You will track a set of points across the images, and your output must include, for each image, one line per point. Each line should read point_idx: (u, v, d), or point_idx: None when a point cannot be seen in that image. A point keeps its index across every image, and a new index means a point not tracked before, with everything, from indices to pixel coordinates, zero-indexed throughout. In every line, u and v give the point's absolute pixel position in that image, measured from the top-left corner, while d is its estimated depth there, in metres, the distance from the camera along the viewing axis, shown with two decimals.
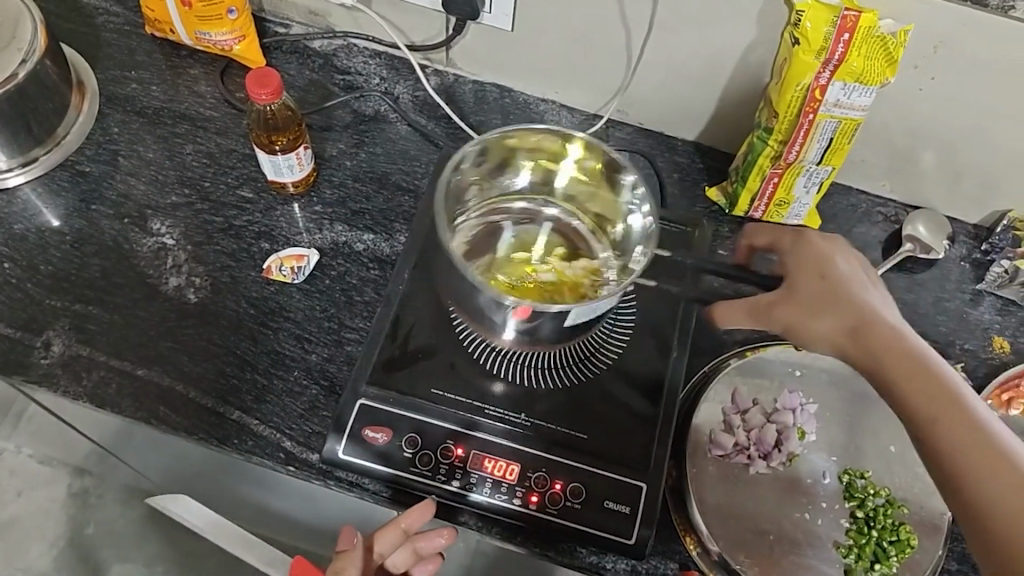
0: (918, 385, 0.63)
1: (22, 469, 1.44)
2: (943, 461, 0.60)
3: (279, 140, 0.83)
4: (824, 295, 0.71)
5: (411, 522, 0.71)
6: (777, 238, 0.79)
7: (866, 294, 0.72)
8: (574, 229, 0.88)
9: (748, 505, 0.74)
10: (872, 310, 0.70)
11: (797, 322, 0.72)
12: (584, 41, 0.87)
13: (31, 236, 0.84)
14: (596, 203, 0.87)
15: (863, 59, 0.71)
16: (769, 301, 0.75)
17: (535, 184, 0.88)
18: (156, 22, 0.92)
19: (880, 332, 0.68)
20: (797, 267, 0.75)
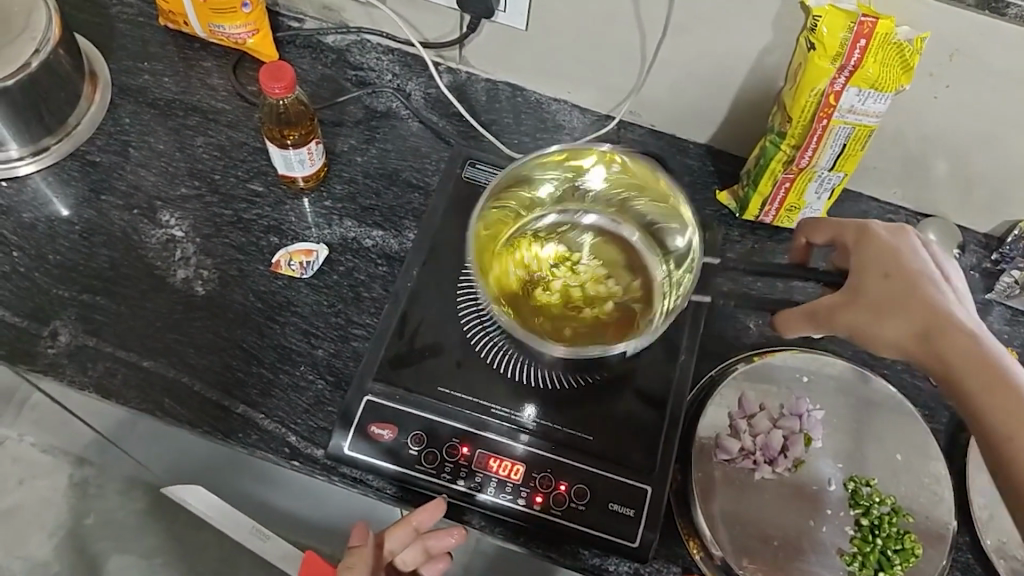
0: (990, 394, 0.63)
1: (24, 457, 1.44)
2: (1009, 467, 0.61)
3: (291, 135, 0.83)
4: (891, 296, 0.70)
5: (423, 519, 0.71)
6: (838, 231, 0.77)
7: (939, 294, 0.69)
8: (614, 234, 0.87)
9: (753, 511, 0.74)
10: (943, 311, 0.68)
11: (861, 326, 0.71)
12: (598, 42, 0.87)
13: (41, 225, 0.84)
14: (634, 201, 0.87)
15: (878, 66, 0.71)
16: (826, 308, 0.75)
17: (560, 194, 0.87)
18: (170, 14, 0.92)
19: (953, 337, 0.66)
20: (859, 267, 0.73)
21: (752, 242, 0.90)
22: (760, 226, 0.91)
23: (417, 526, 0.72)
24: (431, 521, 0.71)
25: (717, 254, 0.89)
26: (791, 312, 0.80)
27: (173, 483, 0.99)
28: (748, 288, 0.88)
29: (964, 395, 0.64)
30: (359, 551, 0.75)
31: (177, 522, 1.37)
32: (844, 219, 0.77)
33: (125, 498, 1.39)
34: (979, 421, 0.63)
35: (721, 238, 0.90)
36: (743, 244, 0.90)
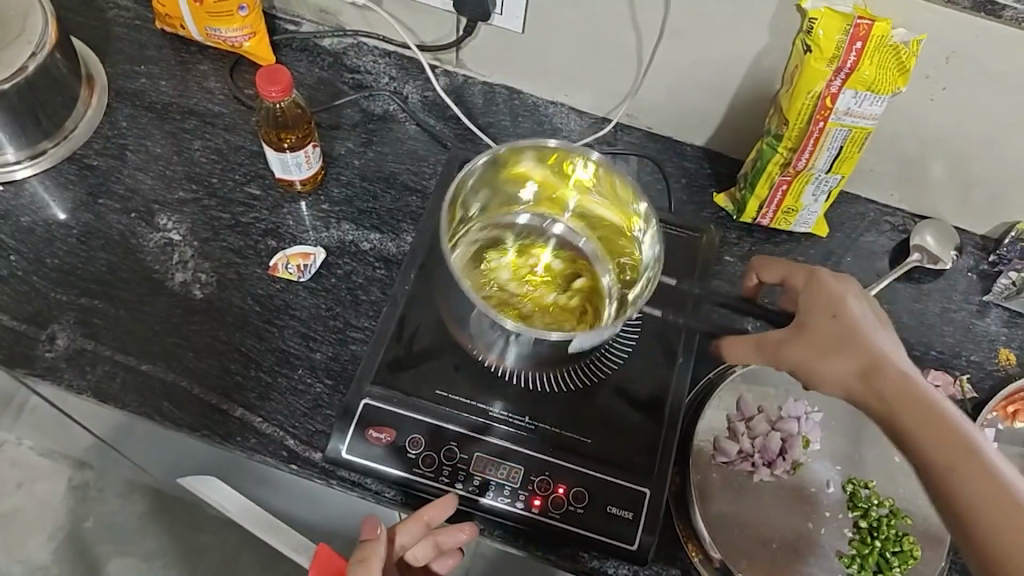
0: (916, 424, 0.62)
1: (23, 461, 1.43)
2: (946, 492, 0.58)
3: (288, 138, 0.83)
4: (834, 335, 0.70)
5: (433, 516, 0.70)
6: (788, 274, 0.78)
7: (879, 339, 0.69)
8: (579, 245, 0.87)
9: (752, 513, 0.74)
10: (885, 356, 0.67)
11: (808, 361, 0.70)
12: (596, 43, 0.86)
13: (39, 229, 0.84)
14: (609, 219, 0.86)
15: (875, 69, 0.71)
16: (775, 339, 0.73)
17: (540, 196, 0.87)
18: (167, 17, 0.92)
19: (889, 373, 0.66)
20: (808, 308, 0.73)
21: (749, 245, 0.90)
22: (758, 228, 0.91)
23: (428, 523, 0.71)
24: (441, 518, 0.71)
25: (715, 257, 0.88)
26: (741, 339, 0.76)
27: (176, 476, 0.99)
28: None
29: (906, 441, 0.62)
30: (371, 546, 0.72)
31: (178, 524, 1.38)
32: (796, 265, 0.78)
33: (124, 501, 1.40)
34: (916, 457, 0.61)
35: (718, 241, 0.90)
36: (741, 247, 0.90)
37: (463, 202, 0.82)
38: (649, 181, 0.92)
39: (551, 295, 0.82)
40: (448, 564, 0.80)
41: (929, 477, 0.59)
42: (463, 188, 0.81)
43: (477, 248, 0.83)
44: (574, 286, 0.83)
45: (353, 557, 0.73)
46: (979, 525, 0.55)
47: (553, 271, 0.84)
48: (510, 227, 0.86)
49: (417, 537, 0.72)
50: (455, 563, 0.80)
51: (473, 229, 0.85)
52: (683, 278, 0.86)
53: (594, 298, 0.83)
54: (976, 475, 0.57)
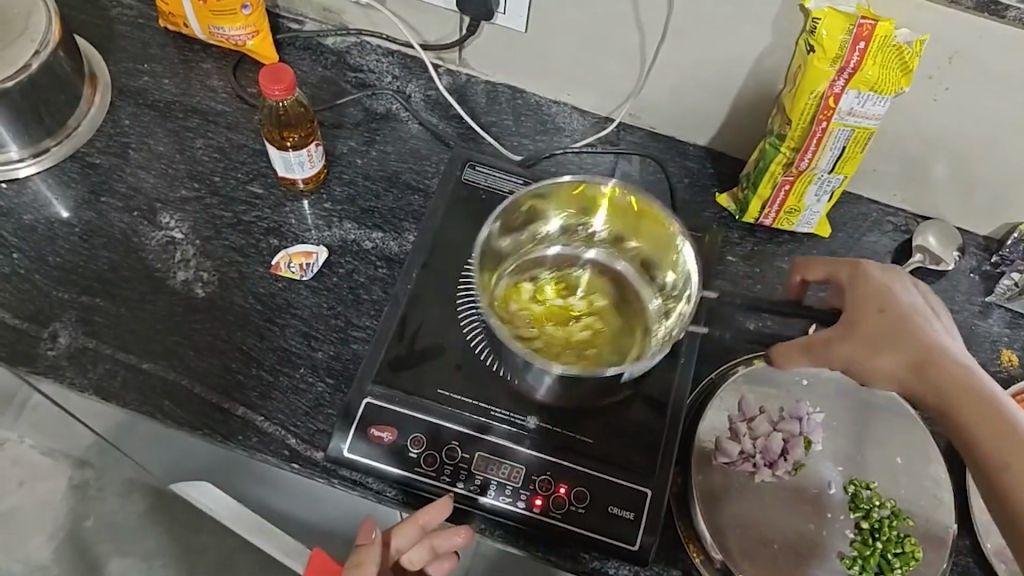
0: (975, 419, 0.67)
1: (24, 459, 1.45)
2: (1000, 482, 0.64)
3: (291, 137, 0.83)
4: (884, 329, 0.72)
5: (430, 519, 0.70)
6: (833, 270, 0.78)
7: (931, 326, 0.73)
8: (614, 268, 0.85)
9: (753, 513, 0.74)
10: (936, 347, 0.71)
11: (857, 357, 0.72)
12: (599, 43, 0.86)
13: (41, 227, 0.84)
14: (640, 241, 0.85)
15: (878, 69, 0.71)
16: (822, 338, 0.74)
17: (567, 226, 0.85)
18: (170, 16, 0.92)
19: (944, 364, 0.70)
20: (855, 302, 0.75)
21: (751, 245, 0.90)
22: (760, 228, 0.91)
23: (424, 526, 0.70)
24: (437, 521, 0.70)
25: (717, 257, 0.88)
26: (787, 344, 0.76)
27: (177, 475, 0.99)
28: (748, 291, 0.88)
29: (963, 431, 0.68)
30: (366, 550, 0.73)
31: (178, 523, 1.38)
32: (839, 260, 0.79)
33: (125, 500, 1.40)
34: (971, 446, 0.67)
35: (720, 241, 0.90)
36: (744, 247, 0.90)
37: (490, 249, 0.81)
38: (652, 181, 0.92)
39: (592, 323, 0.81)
40: (444, 568, 0.76)
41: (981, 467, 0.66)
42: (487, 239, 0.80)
43: (510, 291, 0.82)
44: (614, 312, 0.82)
45: (349, 561, 0.74)
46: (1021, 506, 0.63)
47: (590, 300, 0.83)
48: (542, 262, 0.84)
49: (413, 541, 0.72)
50: (451, 567, 0.76)
51: (503, 268, 0.83)
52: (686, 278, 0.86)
53: (640, 320, 0.82)
54: (1022, 467, 0.64)
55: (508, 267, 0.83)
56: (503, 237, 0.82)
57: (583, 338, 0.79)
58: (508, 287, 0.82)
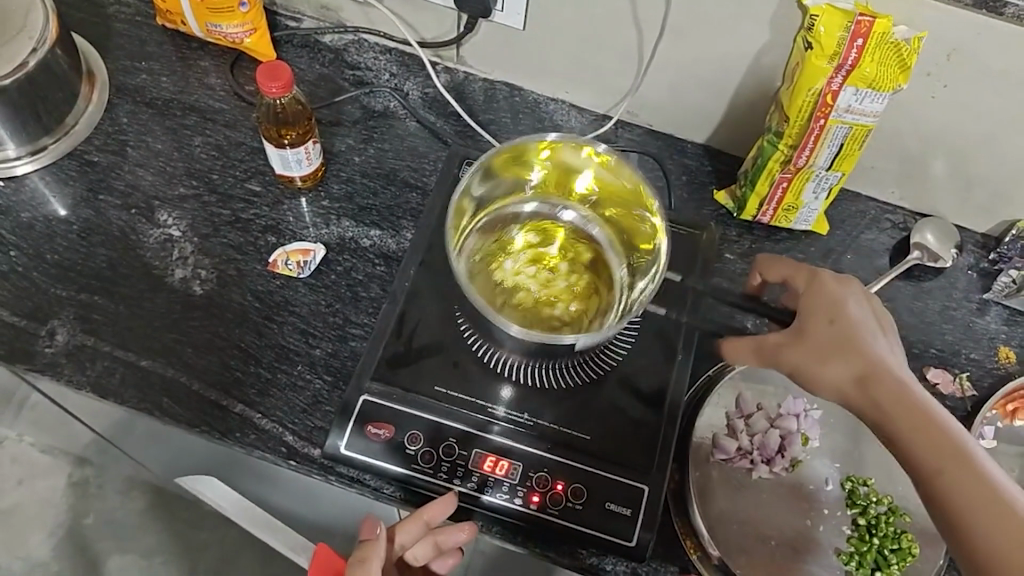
0: (914, 435, 0.63)
1: (23, 457, 1.44)
2: (937, 500, 0.60)
3: (288, 134, 0.83)
4: (840, 343, 0.70)
5: (434, 515, 0.70)
6: (790, 277, 0.77)
7: (874, 342, 0.70)
8: (588, 234, 0.86)
9: (750, 510, 0.74)
10: (879, 360, 0.68)
11: (807, 369, 0.70)
12: (597, 39, 0.86)
13: (39, 224, 0.84)
14: (618, 210, 0.86)
15: (876, 66, 0.71)
16: (775, 343, 0.73)
17: (546, 184, 0.87)
18: (168, 13, 0.92)
19: (887, 382, 0.67)
20: (806, 311, 0.73)
21: (749, 242, 0.90)
22: (758, 226, 0.91)
23: (428, 523, 0.71)
24: (441, 517, 0.70)
25: (715, 254, 0.88)
26: (741, 341, 0.76)
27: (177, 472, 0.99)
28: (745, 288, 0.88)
29: (897, 440, 0.64)
30: (370, 544, 0.73)
31: (178, 521, 1.39)
32: (798, 267, 0.78)
33: (124, 497, 1.41)
34: (911, 464, 0.62)
35: (718, 238, 0.90)
36: (741, 244, 0.90)
37: (469, 195, 0.83)
38: (650, 178, 0.92)
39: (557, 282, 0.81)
40: (448, 563, 0.80)
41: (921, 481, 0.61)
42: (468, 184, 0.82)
43: (480, 245, 0.83)
44: (582, 274, 0.83)
45: (353, 556, 0.73)
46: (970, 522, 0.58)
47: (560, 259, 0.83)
48: (516, 218, 0.85)
49: (418, 537, 0.72)
50: (455, 563, 0.80)
51: (475, 222, 0.84)
52: (684, 275, 0.86)
53: (603, 288, 0.82)
54: (967, 483, 0.59)
55: (483, 219, 0.84)
56: (482, 187, 0.84)
57: (544, 297, 0.80)
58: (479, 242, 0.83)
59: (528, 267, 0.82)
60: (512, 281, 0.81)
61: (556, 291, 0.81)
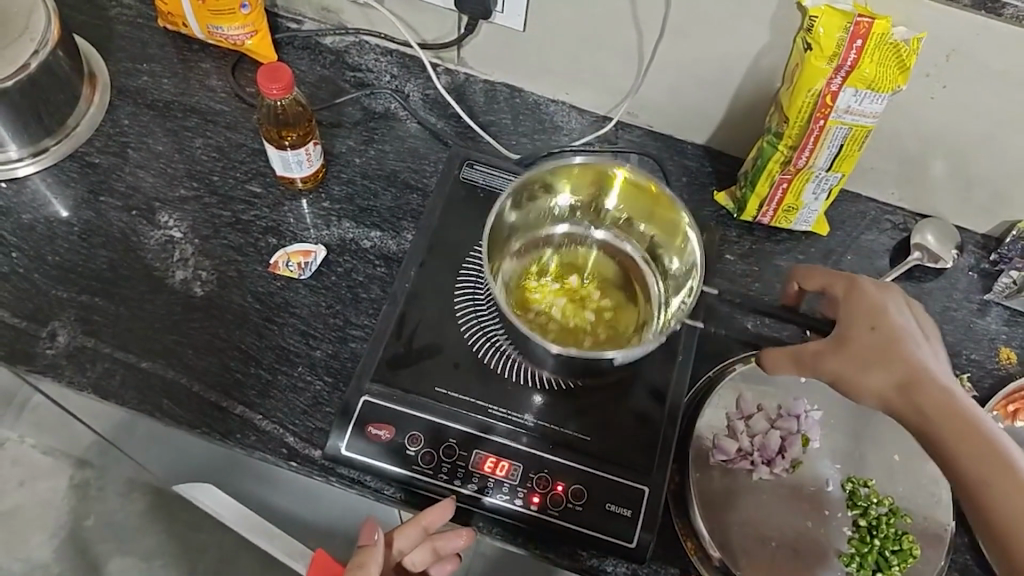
0: (963, 444, 0.64)
1: (25, 458, 1.44)
2: (987, 510, 0.62)
3: (288, 136, 0.83)
4: (886, 351, 0.68)
5: (432, 521, 0.70)
6: (827, 283, 0.74)
7: (916, 348, 0.68)
8: (622, 252, 0.85)
9: (751, 511, 0.74)
10: (925, 368, 0.67)
11: (851, 377, 0.68)
12: (597, 41, 0.86)
13: (40, 226, 0.84)
14: (652, 226, 0.85)
15: (875, 67, 0.71)
16: (817, 351, 0.70)
17: (578, 205, 0.86)
18: (169, 15, 0.92)
19: (932, 390, 0.66)
20: (847, 316, 0.71)
21: (749, 243, 0.90)
22: (758, 226, 0.91)
23: (426, 528, 0.70)
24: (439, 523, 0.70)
25: (715, 255, 0.88)
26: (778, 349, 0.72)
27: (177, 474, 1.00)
28: (745, 289, 0.88)
29: (945, 450, 0.64)
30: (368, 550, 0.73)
31: (179, 523, 1.39)
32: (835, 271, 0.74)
33: (125, 500, 1.41)
34: (959, 474, 0.64)
35: (718, 239, 0.90)
36: (742, 245, 0.90)
37: (502, 223, 0.81)
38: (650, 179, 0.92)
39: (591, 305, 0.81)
40: (447, 567, 0.79)
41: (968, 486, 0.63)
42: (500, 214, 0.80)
43: (516, 271, 0.82)
44: (617, 295, 0.82)
45: (351, 561, 0.73)
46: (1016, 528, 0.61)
47: (595, 281, 0.83)
48: (550, 241, 0.85)
49: (416, 542, 0.72)
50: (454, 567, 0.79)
51: (510, 245, 0.83)
52: None
53: (639, 308, 0.82)
54: (1014, 493, 0.61)
55: (517, 244, 0.83)
56: (513, 215, 0.82)
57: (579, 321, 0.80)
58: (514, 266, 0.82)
59: (563, 289, 0.82)
60: (548, 305, 0.81)
61: (591, 314, 0.81)
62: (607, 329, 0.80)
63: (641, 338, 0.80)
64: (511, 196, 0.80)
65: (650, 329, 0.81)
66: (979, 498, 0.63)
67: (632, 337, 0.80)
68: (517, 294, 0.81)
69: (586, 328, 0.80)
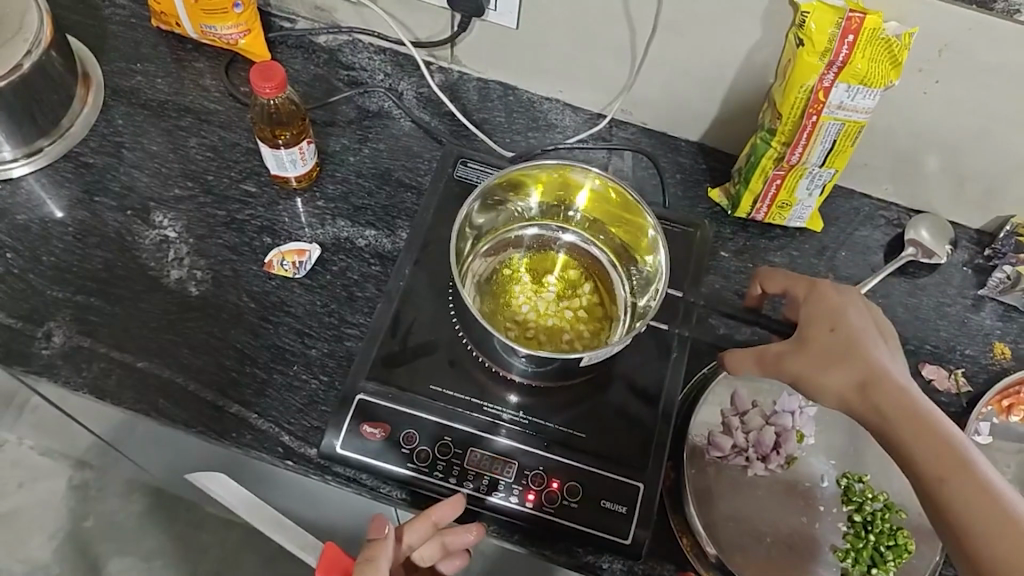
0: (922, 442, 0.62)
1: (23, 460, 1.44)
2: (942, 509, 0.59)
3: (282, 135, 0.83)
4: (845, 350, 0.68)
5: (444, 514, 0.70)
6: (790, 286, 0.74)
7: (876, 350, 0.68)
8: (589, 254, 0.85)
9: (746, 508, 0.74)
10: (884, 369, 0.67)
11: (810, 377, 0.68)
12: (590, 38, 0.86)
13: (35, 227, 0.84)
14: (620, 228, 0.84)
15: (867, 62, 0.71)
16: (777, 353, 0.70)
17: (545, 207, 0.85)
18: (162, 15, 0.92)
19: (889, 390, 0.65)
20: (808, 319, 0.71)
21: (744, 239, 0.90)
22: (752, 223, 0.91)
23: (435, 524, 0.70)
24: (450, 516, 0.70)
25: (710, 251, 0.88)
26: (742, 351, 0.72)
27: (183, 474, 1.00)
28: (740, 286, 0.88)
29: (902, 449, 0.63)
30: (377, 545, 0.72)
31: (178, 522, 1.39)
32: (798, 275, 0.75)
33: (123, 500, 1.41)
34: (915, 472, 0.62)
35: (713, 235, 0.90)
36: (736, 241, 0.90)
37: (470, 223, 0.81)
38: (644, 176, 0.93)
39: (559, 305, 0.81)
40: (455, 565, 0.78)
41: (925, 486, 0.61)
42: (468, 215, 0.80)
43: (485, 273, 0.82)
44: (586, 295, 0.82)
45: (360, 557, 0.72)
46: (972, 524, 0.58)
47: (564, 286, 0.83)
48: (520, 243, 0.84)
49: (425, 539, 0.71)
50: (462, 564, 0.78)
51: (479, 247, 0.83)
52: (678, 273, 0.85)
53: (609, 308, 0.82)
54: (972, 489, 0.59)
55: (486, 247, 0.83)
56: (483, 216, 0.82)
57: (548, 321, 0.80)
58: (483, 267, 0.82)
59: (532, 294, 0.81)
60: (517, 311, 0.80)
61: (560, 314, 0.81)
62: (576, 334, 0.80)
63: (607, 342, 0.79)
64: (479, 197, 0.79)
65: (617, 332, 0.80)
66: (936, 496, 0.60)
67: (599, 340, 0.80)
68: (485, 298, 0.80)
69: (555, 335, 0.79)
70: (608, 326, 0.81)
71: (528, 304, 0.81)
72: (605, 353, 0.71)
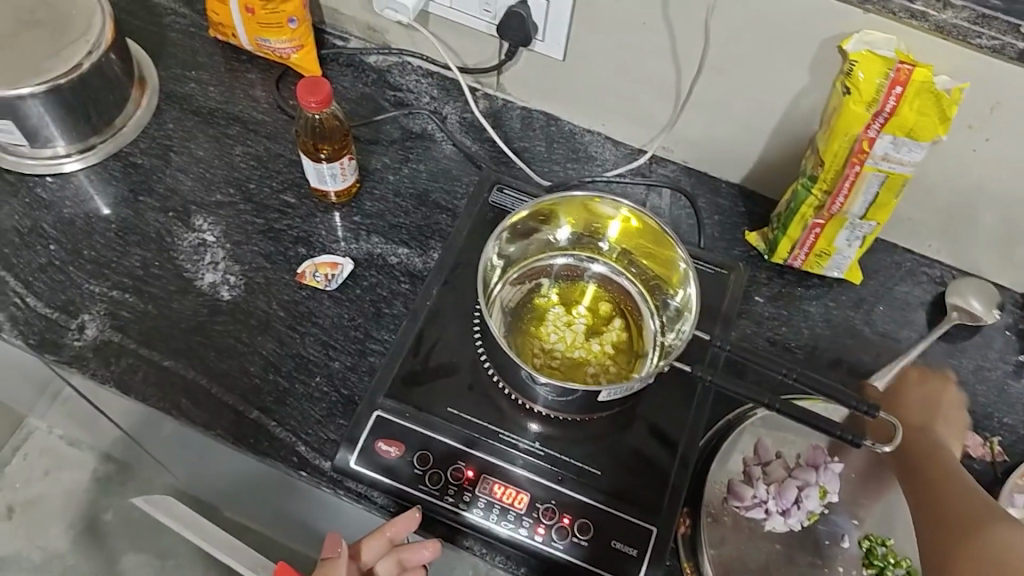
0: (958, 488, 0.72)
1: (52, 449, 1.47)
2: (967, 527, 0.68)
3: (324, 149, 0.84)
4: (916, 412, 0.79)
5: (396, 532, 0.72)
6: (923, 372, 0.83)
7: (942, 421, 0.79)
8: (619, 287, 0.84)
9: (761, 561, 0.72)
10: (933, 424, 0.78)
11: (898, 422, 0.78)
12: (636, 74, 0.87)
13: (79, 221, 0.87)
14: (651, 262, 0.83)
15: (914, 115, 0.70)
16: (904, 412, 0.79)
17: (577, 238, 0.85)
18: (220, 26, 0.95)
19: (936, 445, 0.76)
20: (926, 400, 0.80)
21: (778, 286, 0.89)
22: (788, 270, 0.89)
23: (390, 540, 0.73)
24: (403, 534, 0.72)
25: (742, 294, 0.86)
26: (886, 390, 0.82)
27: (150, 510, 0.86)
28: (771, 333, 0.86)
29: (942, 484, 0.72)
30: (333, 560, 0.73)
31: None
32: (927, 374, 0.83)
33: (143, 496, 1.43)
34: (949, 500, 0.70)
35: (747, 280, 0.88)
36: (771, 287, 0.89)
37: (499, 251, 0.81)
38: (681, 215, 0.92)
39: (586, 338, 0.80)
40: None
41: (956, 512, 0.69)
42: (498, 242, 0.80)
43: (513, 300, 0.81)
44: (614, 329, 0.81)
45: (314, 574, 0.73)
46: (990, 537, 0.66)
47: (592, 318, 0.82)
48: (550, 271, 0.84)
49: (381, 556, 0.74)
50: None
51: (509, 274, 0.82)
52: (708, 314, 0.83)
53: (636, 342, 0.81)
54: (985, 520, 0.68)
55: (515, 274, 0.83)
56: (513, 244, 0.82)
57: (574, 353, 0.79)
58: (511, 294, 0.82)
59: (560, 324, 0.81)
60: (542, 341, 0.80)
61: (587, 346, 0.80)
62: (602, 367, 0.79)
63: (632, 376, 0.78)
64: (511, 226, 0.80)
65: (643, 366, 0.79)
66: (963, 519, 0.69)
67: (624, 374, 0.79)
68: (512, 326, 0.80)
69: (580, 367, 0.78)
70: (634, 360, 0.80)
71: (555, 334, 0.80)
72: (626, 388, 0.70)
